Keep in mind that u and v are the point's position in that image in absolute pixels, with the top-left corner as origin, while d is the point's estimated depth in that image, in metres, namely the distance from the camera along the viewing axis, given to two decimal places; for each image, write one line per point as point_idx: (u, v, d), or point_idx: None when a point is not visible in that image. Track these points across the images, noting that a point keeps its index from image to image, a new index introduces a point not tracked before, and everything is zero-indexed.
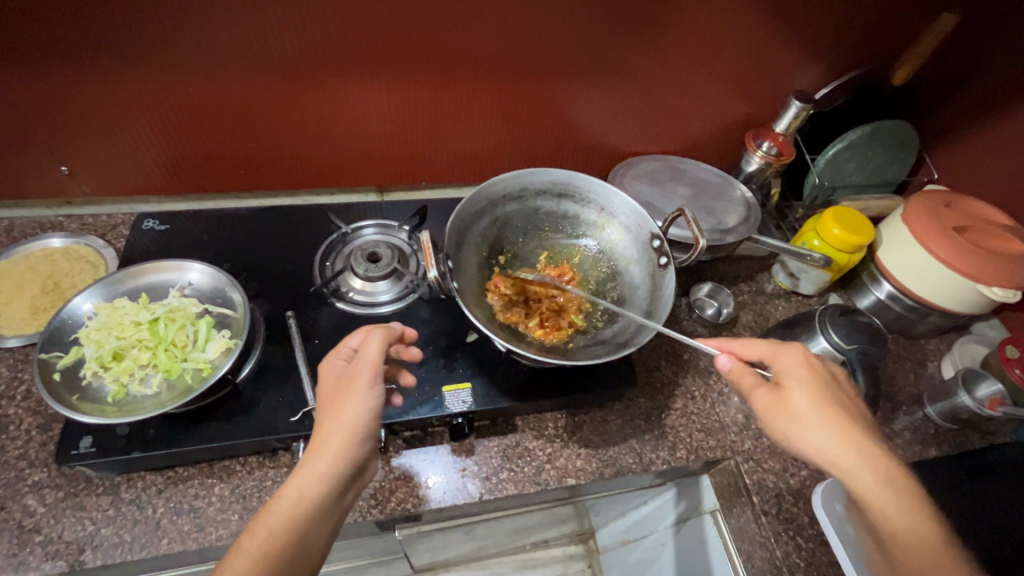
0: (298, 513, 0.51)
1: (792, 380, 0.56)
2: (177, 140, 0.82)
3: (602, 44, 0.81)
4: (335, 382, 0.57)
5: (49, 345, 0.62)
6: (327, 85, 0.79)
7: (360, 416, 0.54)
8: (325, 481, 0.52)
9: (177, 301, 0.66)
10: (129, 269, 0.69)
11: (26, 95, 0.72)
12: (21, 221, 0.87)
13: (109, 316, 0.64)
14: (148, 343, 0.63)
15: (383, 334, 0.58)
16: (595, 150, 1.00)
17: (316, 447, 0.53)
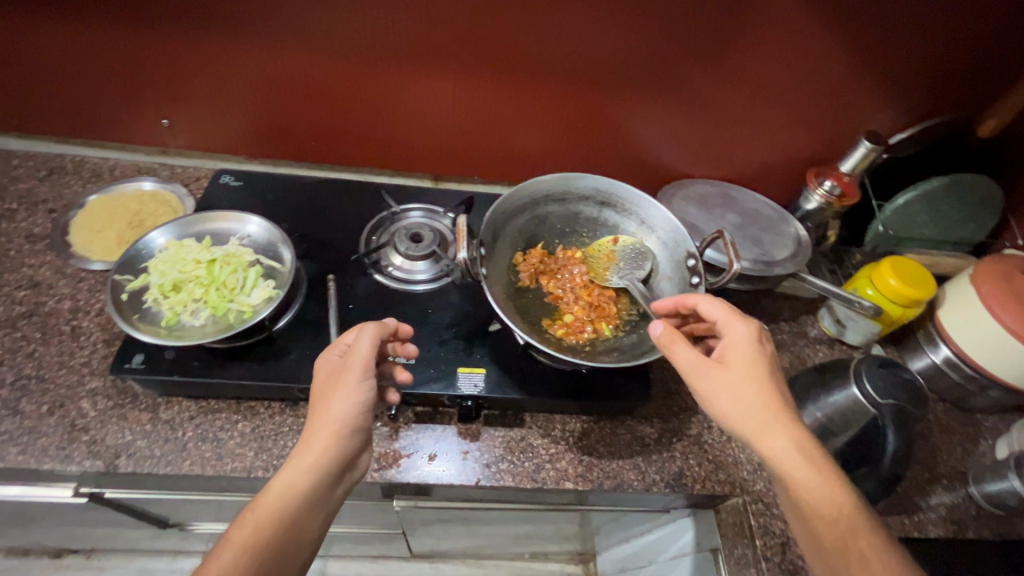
0: (286, 504, 0.54)
1: (733, 348, 0.58)
2: (260, 107, 0.91)
3: (666, 61, 0.82)
4: (324, 379, 0.61)
5: (124, 269, 0.70)
6: (397, 72, 0.85)
7: (350, 412, 0.57)
8: (315, 472, 0.55)
9: (235, 249, 0.73)
10: (200, 215, 0.76)
11: (144, 51, 0.82)
12: (123, 163, 0.99)
13: (176, 252, 0.71)
14: (203, 280, 0.70)
15: (375, 331, 0.61)
16: (648, 169, 1.00)
17: (306, 438, 0.56)
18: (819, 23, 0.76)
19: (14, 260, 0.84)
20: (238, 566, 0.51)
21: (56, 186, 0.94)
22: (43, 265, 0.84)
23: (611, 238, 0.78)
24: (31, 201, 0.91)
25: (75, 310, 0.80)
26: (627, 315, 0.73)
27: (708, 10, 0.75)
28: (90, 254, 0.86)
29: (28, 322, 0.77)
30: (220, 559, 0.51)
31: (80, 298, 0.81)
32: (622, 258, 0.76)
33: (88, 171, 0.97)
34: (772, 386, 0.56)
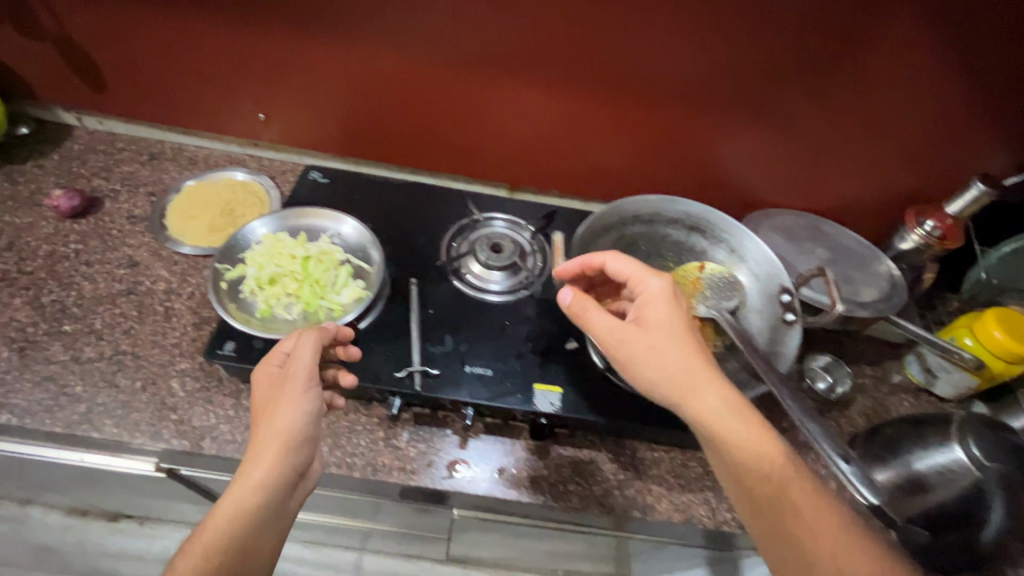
0: (238, 521, 0.53)
1: (652, 310, 0.60)
2: (353, 108, 0.93)
3: (767, 84, 0.80)
4: (266, 392, 0.60)
5: (224, 258, 0.73)
6: (492, 80, 0.86)
7: (298, 423, 0.57)
8: (268, 485, 0.55)
9: (328, 247, 0.75)
10: (295, 210, 0.79)
11: (256, 47, 0.86)
12: (216, 153, 1.03)
13: (273, 246, 0.74)
14: (298, 275, 0.72)
15: (316, 337, 0.62)
16: (732, 195, 0.97)
17: (253, 452, 0.56)
18: (939, 54, 0.73)
19: (115, 239, 0.88)
20: None
21: (155, 170, 0.99)
22: (141, 246, 0.88)
23: (697, 264, 0.75)
24: (133, 183, 0.96)
25: (169, 292, 0.83)
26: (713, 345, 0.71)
27: (820, 34, 0.73)
28: (184, 238, 0.89)
29: (126, 299, 0.81)
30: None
31: (173, 281, 0.85)
32: (709, 286, 0.74)
33: (185, 157, 1.02)
34: (698, 349, 0.58)
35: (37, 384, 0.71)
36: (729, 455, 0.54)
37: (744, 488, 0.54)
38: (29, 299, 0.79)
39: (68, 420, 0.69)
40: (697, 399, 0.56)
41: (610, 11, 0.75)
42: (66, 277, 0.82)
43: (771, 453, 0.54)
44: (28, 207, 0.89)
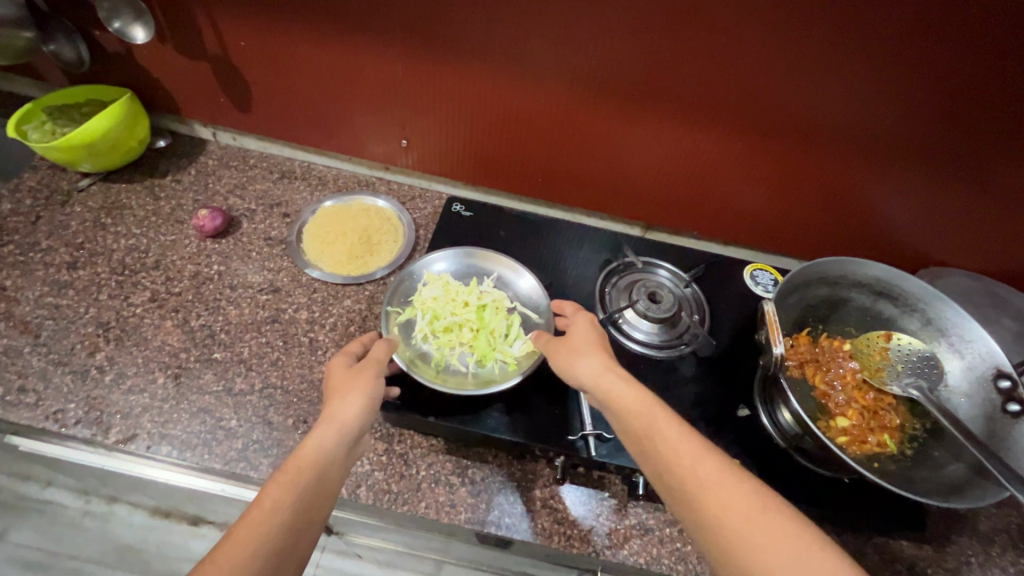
0: (316, 463, 0.49)
1: (574, 325, 0.64)
2: (500, 140, 0.90)
3: (971, 145, 0.73)
4: (336, 368, 0.59)
5: (393, 299, 0.74)
6: (654, 124, 0.81)
7: (372, 394, 0.56)
8: (343, 439, 0.52)
9: (499, 296, 0.76)
10: (462, 253, 0.81)
11: (412, 75, 0.83)
12: (346, 174, 1.01)
13: (446, 291, 0.75)
14: (473, 324, 0.73)
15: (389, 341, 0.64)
16: (892, 249, 0.90)
17: (330, 409, 0.54)
18: None
19: (255, 262, 0.87)
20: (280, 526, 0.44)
21: (287, 190, 0.97)
22: (280, 271, 0.86)
23: (884, 334, 0.70)
24: (267, 203, 0.95)
25: (311, 322, 0.81)
26: (911, 428, 0.65)
27: None
28: (321, 265, 0.88)
29: (271, 328, 0.80)
30: (270, 501, 0.45)
31: (315, 310, 0.83)
32: (903, 359, 0.68)
33: (315, 178, 1.00)
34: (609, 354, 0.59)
35: (193, 415, 0.70)
36: (659, 460, 0.49)
37: (690, 503, 0.46)
38: (179, 322, 0.78)
39: (225, 455, 0.68)
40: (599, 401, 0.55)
41: (806, 63, 0.68)
42: (212, 300, 0.81)
43: (708, 460, 0.48)
44: (172, 225, 0.89)
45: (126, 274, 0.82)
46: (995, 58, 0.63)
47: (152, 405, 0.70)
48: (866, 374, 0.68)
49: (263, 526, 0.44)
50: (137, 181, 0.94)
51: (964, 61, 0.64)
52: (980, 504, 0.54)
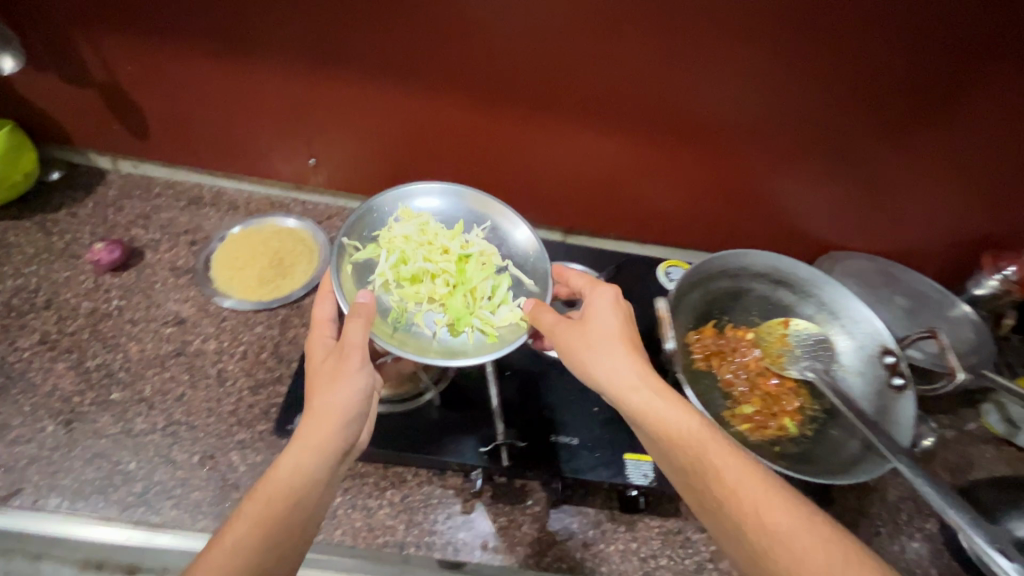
0: (285, 489, 0.49)
1: (596, 312, 0.61)
2: (410, 152, 0.89)
3: (849, 130, 0.78)
4: (318, 362, 0.58)
5: (352, 233, 0.71)
6: (559, 128, 0.83)
7: (354, 395, 0.55)
8: (318, 456, 0.51)
9: (487, 248, 0.73)
10: (448, 189, 0.78)
11: (313, 92, 0.82)
12: (258, 197, 0.98)
13: (427, 233, 0.72)
14: (451, 278, 0.71)
15: (364, 316, 0.58)
16: (796, 239, 0.94)
17: (309, 420, 0.53)
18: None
19: (159, 294, 0.83)
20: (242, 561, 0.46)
21: (195, 216, 0.94)
22: (186, 301, 0.83)
23: (783, 320, 0.73)
24: (172, 231, 0.91)
25: (220, 352, 0.78)
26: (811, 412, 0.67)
27: (911, 85, 0.71)
28: (231, 292, 0.84)
29: (176, 361, 0.76)
30: (233, 540, 0.46)
31: (224, 340, 0.80)
32: (800, 343, 0.71)
33: (225, 202, 0.97)
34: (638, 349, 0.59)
35: (87, 462, 0.66)
36: (689, 467, 0.51)
37: (714, 506, 0.49)
38: (72, 364, 0.74)
39: (123, 501, 0.64)
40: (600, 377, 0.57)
41: (691, 60, 0.72)
42: (111, 337, 0.77)
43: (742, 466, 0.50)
44: (66, 261, 0.84)
45: (13, 317, 0.77)
46: (854, 44, 0.68)
47: (41, 455, 0.66)
48: (767, 361, 0.70)
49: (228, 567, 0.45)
50: (26, 217, 0.88)
51: (830, 52, 0.69)
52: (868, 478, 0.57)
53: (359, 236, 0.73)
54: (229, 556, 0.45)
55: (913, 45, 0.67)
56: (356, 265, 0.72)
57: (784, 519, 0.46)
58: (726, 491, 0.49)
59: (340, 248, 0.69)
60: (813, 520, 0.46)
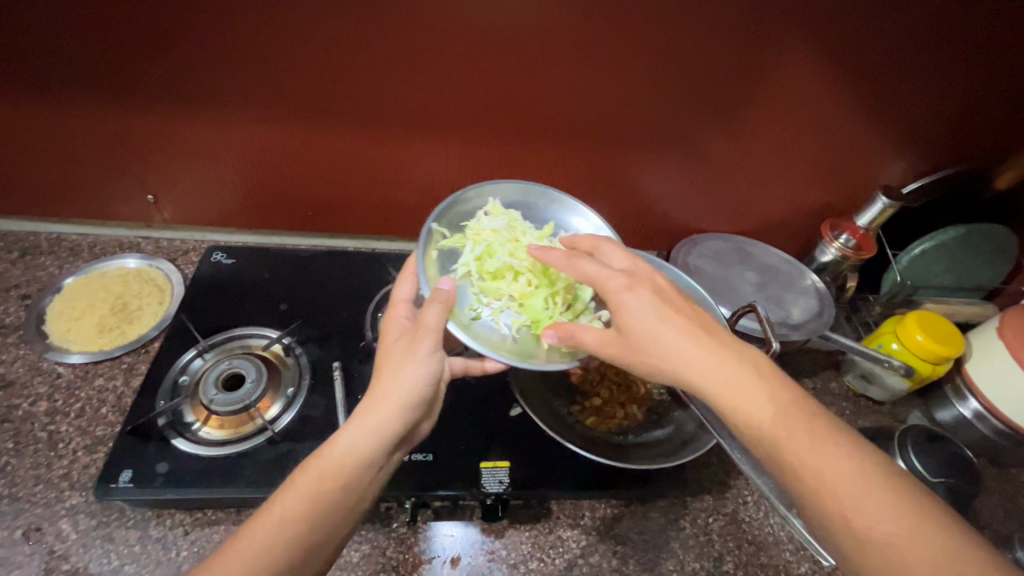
0: (346, 468, 0.49)
1: (629, 295, 0.52)
2: (255, 181, 0.85)
3: (681, 122, 0.79)
4: (392, 340, 0.57)
5: (439, 219, 0.70)
6: (400, 143, 0.80)
7: (418, 381, 0.53)
8: (378, 437, 0.51)
9: None
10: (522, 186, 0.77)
11: (131, 128, 0.76)
12: (103, 239, 0.92)
13: (510, 230, 0.71)
14: (536, 279, 0.69)
15: (443, 301, 0.56)
16: (659, 226, 0.97)
17: (369, 400, 0.52)
18: (839, 83, 0.74)
19: None
20: (295, 525, 0.47)
21: (29, 268, 0.87)
22: (15, 361, 0.76)
23: None
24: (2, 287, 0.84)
25: (52, 413, 0.72)
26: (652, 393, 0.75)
27: (729, 74, 0.72)
28: (68, 345, 0.79)
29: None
30: (281, 509, 0.48)
31: (57, 398, 0.73)
32: None
33: (65, 249, 0.90)
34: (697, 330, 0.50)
35: None
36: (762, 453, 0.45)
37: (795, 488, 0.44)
38: None
39: None
40: (660, 355, 0.49)
41: (512, 66, 0.71)
42: None
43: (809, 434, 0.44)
44: None
45: None
46: (664, 41, 0.69)
47: None
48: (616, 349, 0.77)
49: (280, 535, 0.46)
50: None
51: (645, 47, 0.69)
52: (693, 454, 0.67)
53: (448, 222, 0.72)
54: (282, 525, 0.47)
55: (722, 34, 0.68)
56: (442, 251, 0.71)
57: (841, 473, 0.42)
58: (770, 444, 0.45)
59: (429, 232, 0.68)
60: (854, 468, 0.43)
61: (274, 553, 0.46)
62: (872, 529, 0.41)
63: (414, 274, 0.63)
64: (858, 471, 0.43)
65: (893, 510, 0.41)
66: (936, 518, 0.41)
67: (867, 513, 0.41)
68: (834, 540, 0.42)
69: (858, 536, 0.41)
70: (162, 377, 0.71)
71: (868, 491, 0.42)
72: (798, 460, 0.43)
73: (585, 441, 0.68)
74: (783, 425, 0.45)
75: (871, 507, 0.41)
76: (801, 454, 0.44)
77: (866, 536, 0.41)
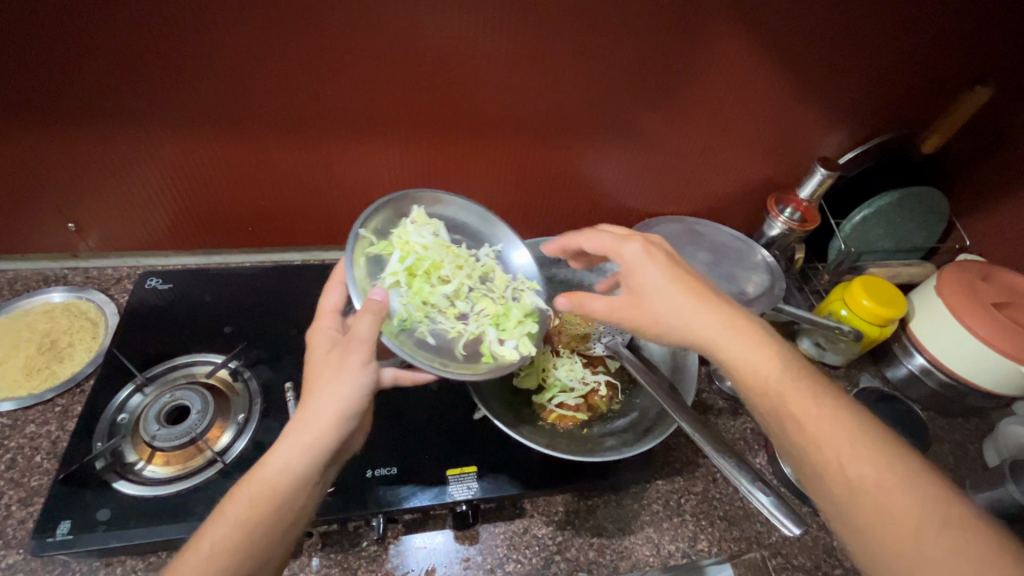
0: (276, 489, 0.47)
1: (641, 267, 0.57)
2: (185, 200, 0.80)
3: (622, 108, 0.78)
4: (322, 355, 0.54)
5: (365, 221, 0.65)
6: (337, 148, 0.77)
7: (351, 395, 0.50)
8: (312, 455, 0.48)
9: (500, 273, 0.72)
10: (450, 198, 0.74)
11: (39, 152, 0.70)
12: (25, 274, 0.85)
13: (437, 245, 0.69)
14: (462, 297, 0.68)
15: (376, 311, 0.52)
16: (610, 213, 0.97)
17: (298, 419, 0.49)
18: (772, 60, 0.75)
19: None
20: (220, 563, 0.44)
21: None
22: None
23: None
24: None
25: None
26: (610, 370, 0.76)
27: (666, 57, 0.72)
28: None
29: None
30: (209, 544, 0.45)
31: None
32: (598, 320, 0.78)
33: None
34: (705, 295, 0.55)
35: None
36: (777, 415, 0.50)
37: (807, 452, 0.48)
38: None
39: None
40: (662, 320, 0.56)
41: (447, 63, 0.69)
42: None
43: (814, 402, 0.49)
44: None
45: None
46: (599, 28, 0.68)
47: None
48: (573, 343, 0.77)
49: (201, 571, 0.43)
50: None
51: (581, 36, 0.68)
52: (656, 441, 0.67)
53: (375, 228, 0.67)
54: (208, 561, 0.44)
55: (655, 18, 0.67)
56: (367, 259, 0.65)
57: (825, 421, 0.48)
58: (764, 390, 0.51)
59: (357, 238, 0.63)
60: (832, 413, 0.49)
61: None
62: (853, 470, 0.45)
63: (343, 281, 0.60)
64: (838, 420, 0.48)
65: (877, 456, 0.46)
66: (915, 471, 0.45)
67: (852, 454, 0.46)
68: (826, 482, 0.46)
69: (849, 479, 0.45)
70: (96, 417, 0.67)
71: (850, 438, 0.47)
72: (788, 406, 0.50)
73: (545, 437, 0.68)
74: (784, 376, 0.51)
75: (855, 449, 0.46)
76: (789, 396, 0.50)
77: (851, 476, 0.45)
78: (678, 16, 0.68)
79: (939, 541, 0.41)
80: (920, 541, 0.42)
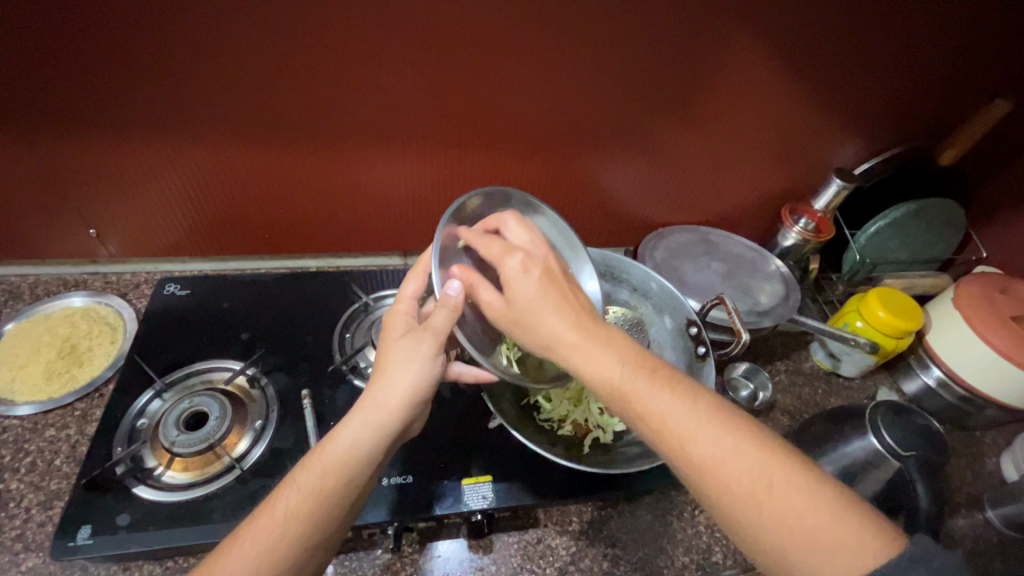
0: (348, 466, 0.48)
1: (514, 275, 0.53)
2: (203, 206, 0.81)
3: (638, 119, 0.79)
4: (395, 340, 0.54)
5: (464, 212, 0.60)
6: (354, 157, 0.78)
7: (417, 381, 0.52)
8: (377, 435, 0.50)
9: None
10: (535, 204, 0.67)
11: (62, 158, 0.71)
12: (45, 278, 0.86)
13: None
14: None
15: (453, 307, 0.53)
16: (623, 223, 0.97)
17: (369, 401, 0.51)
18: (788, 71, 0.75)
19: None
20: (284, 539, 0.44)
21: None
22: None
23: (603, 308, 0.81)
24: None
25: None
26: None
27: (681, 68, 0.73)
28: (12, 396, 0.73)
29: None
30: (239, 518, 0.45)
31: (4, 455, 0.68)
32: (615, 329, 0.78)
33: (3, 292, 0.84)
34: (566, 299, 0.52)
35: None
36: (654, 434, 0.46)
37: (694, 469, 0.44)
38: None
39: None
40: (537, 322, 0.51)
41: (465, 74, 0.70)
42: None
43: (682, 403, 0.46)
44: None
45: None
46: (617, 39, 0.68)
47: None
48: None
49: (272, 541, 0.44)
50: None
51: (598, 47, 0.69)
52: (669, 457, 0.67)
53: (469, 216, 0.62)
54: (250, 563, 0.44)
55: (672, 28, 0.68)
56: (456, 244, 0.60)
57: (687, 429, 0.45)
58: (624, 399, 0.47)
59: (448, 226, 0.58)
60: (695, 407, 0.46)
61: (268, 560, 0.43)
62: (726, 475, 0.43)
63: (425, 272, 0.60)
64: (697, 414, 0.45)
65: (730, 443, 0.44)
66: (763, 450, 0.44)
67: (709, 444, 0.44)
68: (725, 496, 0.43)
69: (716, 472, 0.43)
70: (117, 423, 0.68)
71: (701, 427, 0.45)
72: (659, 423, 0.45)
73: (564, 448, 0.68)
74: (638, 377, 0.47)
75: (707, 439, 0.44)
76: (648, 410, 0.46)
77: (709, 468, 0.43)
78: (694, 27, 0.68)
79: (799, 516, 0.41)
80: (782, 522, 0.41)
